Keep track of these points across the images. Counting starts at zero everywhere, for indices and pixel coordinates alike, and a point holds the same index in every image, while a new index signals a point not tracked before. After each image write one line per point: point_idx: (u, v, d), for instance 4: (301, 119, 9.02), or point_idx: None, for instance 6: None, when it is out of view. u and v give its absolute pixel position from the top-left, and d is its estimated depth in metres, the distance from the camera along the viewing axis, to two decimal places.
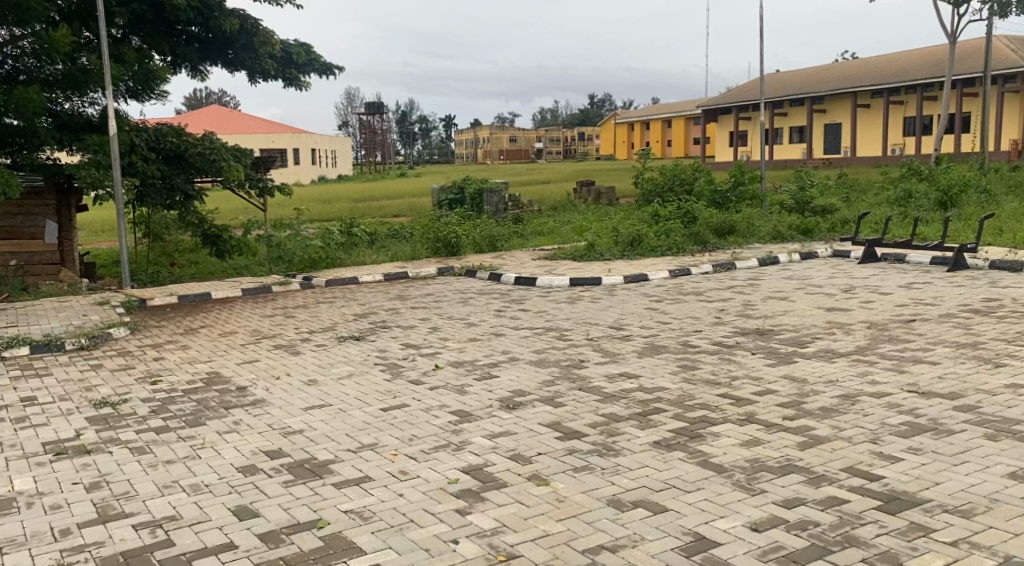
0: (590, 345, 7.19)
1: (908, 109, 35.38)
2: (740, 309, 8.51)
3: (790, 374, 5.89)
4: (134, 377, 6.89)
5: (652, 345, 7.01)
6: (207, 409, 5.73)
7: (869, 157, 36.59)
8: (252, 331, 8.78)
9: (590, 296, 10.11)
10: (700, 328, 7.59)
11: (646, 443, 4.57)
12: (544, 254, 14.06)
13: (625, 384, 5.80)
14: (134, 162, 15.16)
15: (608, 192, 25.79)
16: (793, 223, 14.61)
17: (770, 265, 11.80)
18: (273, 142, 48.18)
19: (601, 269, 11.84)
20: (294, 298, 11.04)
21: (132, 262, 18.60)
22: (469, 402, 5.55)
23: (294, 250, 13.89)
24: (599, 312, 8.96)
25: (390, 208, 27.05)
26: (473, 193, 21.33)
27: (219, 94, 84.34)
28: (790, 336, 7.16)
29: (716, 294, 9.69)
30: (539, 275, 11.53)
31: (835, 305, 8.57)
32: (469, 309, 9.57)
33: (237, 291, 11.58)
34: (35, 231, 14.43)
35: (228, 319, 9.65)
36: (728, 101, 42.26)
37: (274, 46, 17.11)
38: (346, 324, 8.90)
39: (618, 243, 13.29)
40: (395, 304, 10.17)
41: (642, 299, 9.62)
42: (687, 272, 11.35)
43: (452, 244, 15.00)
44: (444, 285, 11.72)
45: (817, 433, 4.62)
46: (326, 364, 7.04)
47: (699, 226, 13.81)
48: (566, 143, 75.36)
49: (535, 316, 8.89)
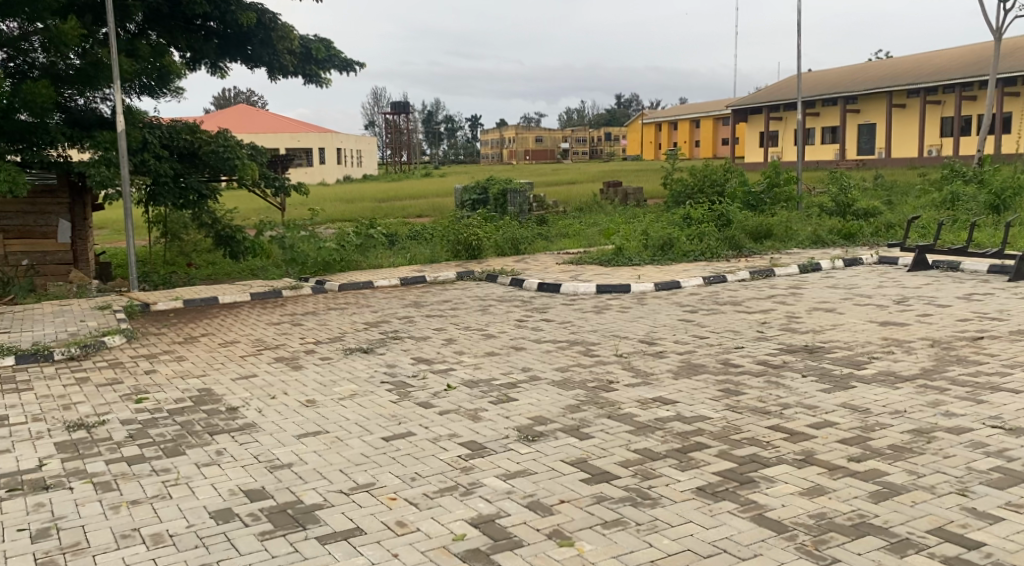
0: (619, 362, 6.50)
1: (946, 109, 34.30)
2: (785, 324, 7.77)
3: (849, 403, 5.17)
4: (119, 393, 6.27)
5: (689, 364, 6.32)
6: (189, 435, 5.10)
7: (904, 159, 35.54)
8: (255, 342, 8.17)
9: (618, 305, 9.41)
10: (741, 345, 6.89)
11: (689, 490, 3.88)
12: (570, 258, 13.40)
13: (659, 413, 5.11)
14: (146, 160, 14.63)
15: (635, 193, 25.08)
16: (833, 227, 13.82)
17: (812, 272, 11.05)
18: (298, 141, 48.05)
19: (630, 275, 11.16)
20: (304, 304, 10.44)
21: (148, 263, 18.16)
22: (482, 431, 4.88)
23: (309, 253, 13.29)
24: (628, 323, 8.27)
25: (413, 209, 26.51)
26: (497, 194, 20.69)
27: (247, 94, 84.75)
28: (843, 355, 6.43)
29: (755, 305, 8.95)
30: (564, 281, 10.87)
31: (889, 319, 7.82)
32: (488, 318, 8.91)
33: (245, 295, 11.01)
34: (48, 230, 13.97)
35: (231, 328, 9.06)
36: (759, 100, 41.26)
37: (293, 42, 16.58)
38: (355, 334, 8.28)
39: (648, 247, 12.60)
40: (409, 311, 9.54)
41: (675, 310, 8.91)
42: (723, 279, 10.65)
43: (473, 247, 14.36)
44: (463, 291, 11.08)
45: (891, 479, 3.91)
46: (329, 381, 6.41)
47: (734, 230, 13.09)
48: (592, 143, 74.53)
49: (558, 327, 8.22)
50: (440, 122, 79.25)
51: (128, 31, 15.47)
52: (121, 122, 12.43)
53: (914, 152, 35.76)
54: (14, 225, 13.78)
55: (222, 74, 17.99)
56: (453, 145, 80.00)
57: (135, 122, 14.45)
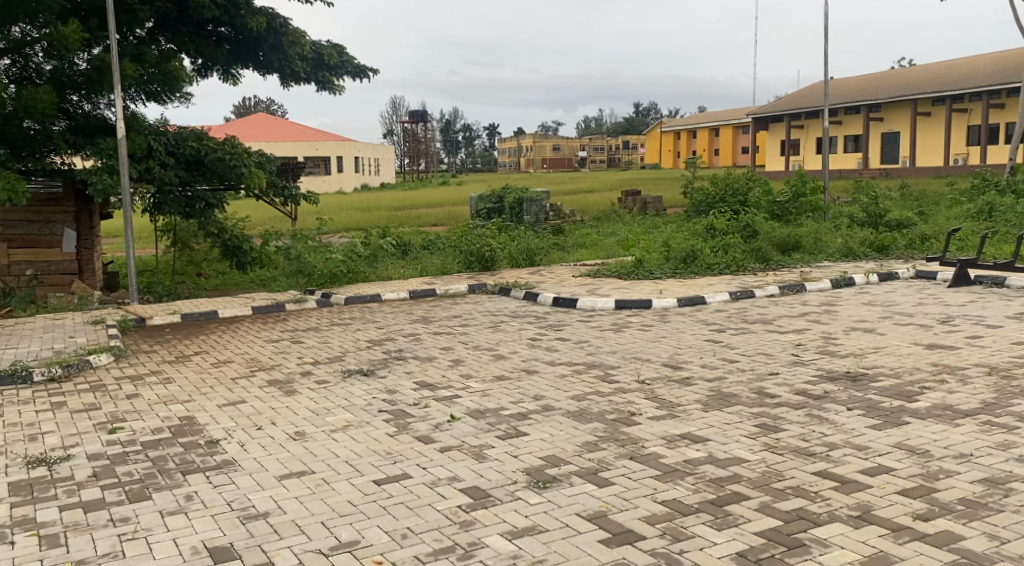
0: (642, 391, 5.91)
1: (972, 117, 33.47)
2: (822, 347, 7.16)
3: (905, 442, 4.56)
4: (93, 422, 5.72)
5: (720, 395, 5.72)
6: (159, 475, 4.55)
7: (929, 168, 34.71)
8: (249, 362, 7.62)
9: (639, 322, 8.81)
10: (776, 373, 6.29)
11: (728, 557, 3.31)
12: (588, 270, 12.84)
13: (688, 454, 4.52)
14: (151, 167, 14.11)
15: (654, 201, 24.48)
16: (865, 239, 13.17)
17: (845, 288, 10.47)
18: (316, 150, 47.87)
19: (651, 289, 10.57)
20: (307, 319, 9.91)
21: (156, 273, 17.73)
22: (486, 475, 4.30)
23: (316, 264, 12.63)
24: (650, 344, 7.68)
25: (428, 218, 26.04)
26: (513, 202, 20.13)
27: (267, 103, 85.02)
28: (890, 384, 5.81)
29: (787, 325, 8.33)
30: (581, 295, 10.30)
31: (935, 340, 7.19)
32: (500, 337, 8.34)
33: (246, 309, 10.48)
34: (53, 239, 13.52)
35: (226, 346, 8.50)
36: (781, 108, 40.52)
37: (304, 47, 16.11)
38: (357, 354, 7.72)
39: (669, 260, 12.00)
40: (417, 328, 8.98)
41: (701, 329, 8.30)
42: (751, 294, 10.06)
43: (487, 258, 13.80)
44: (474, 306, 10.52)
45: (967, 546, 3.31)
46: (322, 409, 5.84)
47: (761, 242, 12.50)
48: (610, 151, 73.88)
49: (575, 347, 7.62)
50: (458, 130, 78.87)
51: (135, 35, 14.96)
52: (122, 128, 11.89)
53: (940, 161, 34.94)
54: (18, 233, 13.33)
55: (233, 81, 17.57)
56: (471, 154, 79.61)
57: (140, 128, 13.94)
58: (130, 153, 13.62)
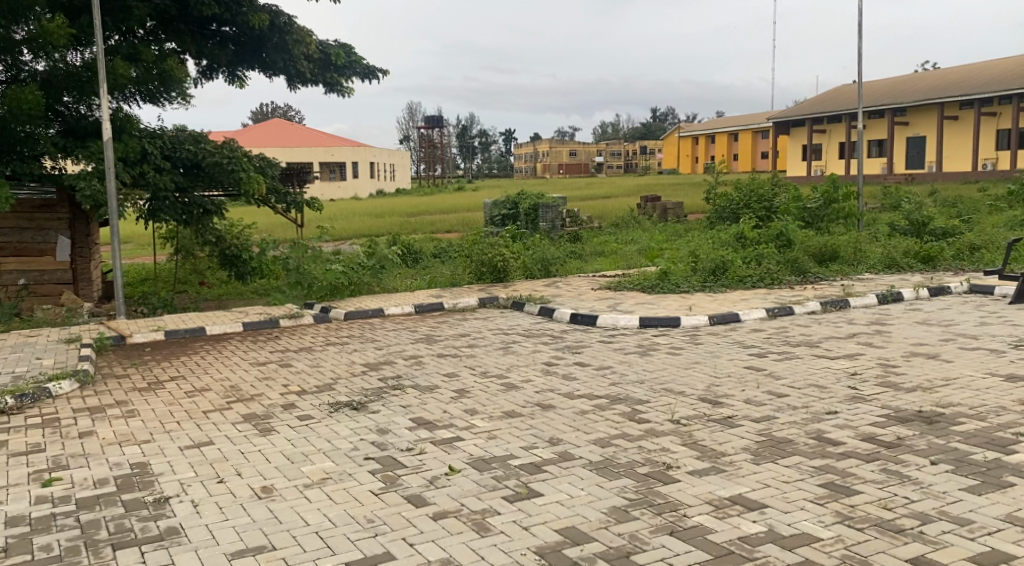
0: (678, 436, 5.01)
1: (1002, 121, 32.20)
2: (882, 378, 6.24)
3: (1016, 516, 3.64)
4: (29, 467, 4.85)
5: (772, 445, 4.82)
6: (85, 550, 3.68)
7: (956, 173, 33.54)
8: (228, 390, 6.74)
9: (667, 344, 7.89)
10: (834, 414, 5.37)
11: None
12: (608, 282, 11.95)
13: (743, 529, 3.64)
14: (145, 172, 13.29)
15: (675, 207, 23.48)
16: (908, 248, 12.21)
17: (893, 303, 9.63)
18: (332, 156, 47.17)
19: (678, 305, 9.67)
20: (301, 338, 9.04)
21: (156, 283, 16.98)
22: (489, 560, 3.43)
23: (316, 275, 11.69)
24: (682, 371, 6.78)
25: (443, 224, 25.24)
26: (527, 208, 19.25)
27: (284, 110, 84.92)
28: (975, 429, 4.86)
29: (835, 351, 7.39)
30: (601, 311, 9.40)
31: (1013, 370, 6.23)
32: (511, 360, 7.44)
33: (236, 326, 9.62)
34: (46, 247, 12.73)
35: (206, 370, 7.61)
36: (805, 111, 39.43)
37: (309, 45, 15.31)
38: (351, 381, 6.84)
39: (697, 271, 11.08)
40: (419, 349, 8.09)
41: (738, 354, 7.37)
42: (790, 311, 9.20)
43: (499, 268, 12.88)
44: (484, 323, 9.64)
45: None
46: (299, 454, 4.96)
47: (797, 253, 11.57)
48: (628, 157, 72.85)
49: (596, 375, 6.72)
50: (474, 135, 78.02)
51: (133, 35, 14.11)
52: (108, 130, 10.91)
53: (968, 166, 33.75)
54: (9, 242, 12.52)
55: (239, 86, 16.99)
56: (487, 160, 78.80)
57: (133, 130, 13.13)
58: (122, 157, 12.80)
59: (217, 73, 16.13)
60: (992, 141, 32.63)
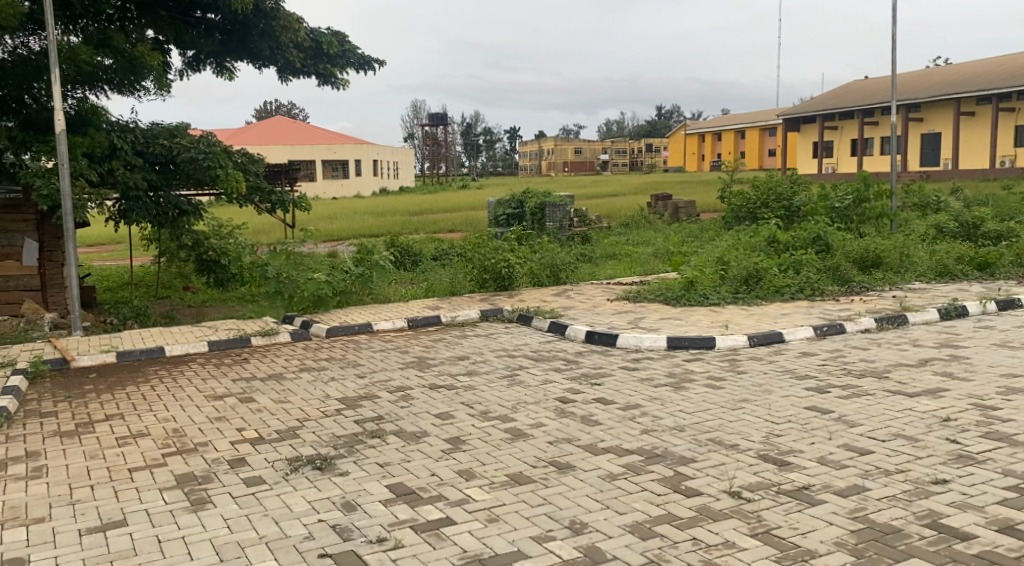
0: (743, 521, 3.77)
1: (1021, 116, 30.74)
2: (986, 425, 4.98)
3: None
4: None
5: (874, 537, 3.57)
6: None
7: (975, 171, 32.16)
8: (168, 436, 5.45)
9: (704, 374, 6.60)
10: (943, 483, 4.11)
11: None
12: (626, 290, 10.69)
13: None
14: (114, 170, 11.84)
15: (687, 206, 22.11)
16: (961, 254, 11.00)
17: (956, 319, 8.47)
18: (334, 154, 45.98)
19: (711, 321, 8.40)
20: (273, 362, 7.75)
21: (136, 290, 15.70)
22: None
23: (298, 283, 10.28)
24: (730, 412, 5.50)
25: (445, 223, 23.97)
26: (534, 207, 17.94)
27: (287, 108, 83.85)
28: None
29: (912, 383, 6.12)
30: (622, 329, 8.13)
31: None
32: (518, 394, 6.16)
33: (201, 346, 8.33)
34: (10, 251, 11.15)
35: (151, 405, 6.30)
36: (820, 106, 38.04)
37: (298, 32, 13.85)
38: (322, 426, 5.56)
39: (728, 280, 9.82)
40: (409, 378, 6.82)
41: (792, 388, 6.09)
42: (841, 329, 7.98)
43: (503, 275, 11.59)
44: (487, 341, 8.35)
45: None
46: (234, 547, 3.72)
47: (839, 259, 10.35)
48: (633, 154, 71.51)
49: (623, 418, 5.43)
50: (479, 133, 76.65)
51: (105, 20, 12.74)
52: (61, 119, 9.44)
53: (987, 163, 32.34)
54: None
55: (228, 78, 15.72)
56: (492, 157, 77.38)
57: (99, 123, 11.78)
58: (87, 152, 11.43)
59: (205, 64, 14.69)
60: (1012, 137, 31.24)
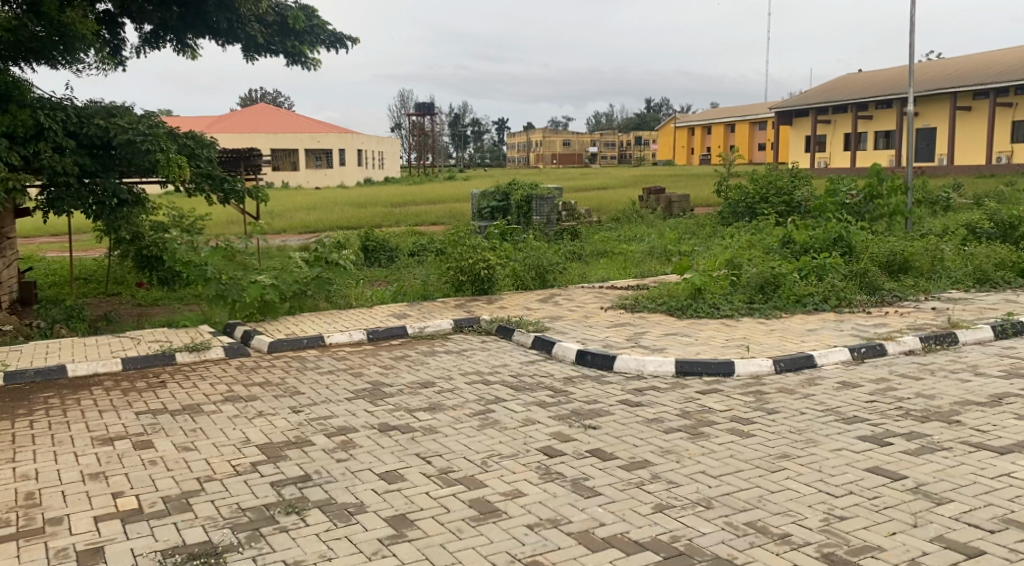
0: None
1: (1018, 112, 29.43)
2: None
3: None
4: None
5: None
6: None
7: (968, 167, 30.90)
8: (10, 505, 4.01)
9: (726, 414, 5.23)
10: None
11: None
12: (620, 297, 9.32)
13: None
14: (39, 152, 9.42)
15: (681, 200, 20.76)
16: (1001, 258, 9.78)
17: (1011, 339, 7.16)
18: (318, 143, 44.20)
19: (725, 338, 7.06)
20: (194, 387, 6.31)
21: (80, 286, 14.17)
22: None
23: (243, 287, 8.84)
24: (771, 478, 4.13)
25: (428, 216, 22.48)
26: (519, 200, 16.44)
27: (274, 95, 82.23)
28: None
29: (995, 430, 4.79)
30: (620, 348, 6.77)
31: None
32: (491, 443, 4.77)
33: (113, 365, 6.87)
34: None
35: (17, 452, 4.84)
36: (815, 98, 36.77)
37: (259, 4, 11.85)
38: (225, 491, 4.15)
39: (742, 288, 8.46)
40: (357, 414, 5.42)
41: (843, 438, 4.73)
42: (881, 350, 6.65)
43: (482, 277, 10.19)
44: (458, 360, 6.96)
45: None
46: None
47: (866, 262, 9.01)
48: (622, 147, 70.17)
49: (629, 485, 4.08)
50: (467, 124, 75.07)
51: None
52: None
53: (981, 159, 31.06)
54: None
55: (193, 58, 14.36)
56: (480, 149, 75.82)
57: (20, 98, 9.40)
58: (6, 132, 9.15)
59: (163, 40, 12.51)
60: (1007, 132, 29.92)
